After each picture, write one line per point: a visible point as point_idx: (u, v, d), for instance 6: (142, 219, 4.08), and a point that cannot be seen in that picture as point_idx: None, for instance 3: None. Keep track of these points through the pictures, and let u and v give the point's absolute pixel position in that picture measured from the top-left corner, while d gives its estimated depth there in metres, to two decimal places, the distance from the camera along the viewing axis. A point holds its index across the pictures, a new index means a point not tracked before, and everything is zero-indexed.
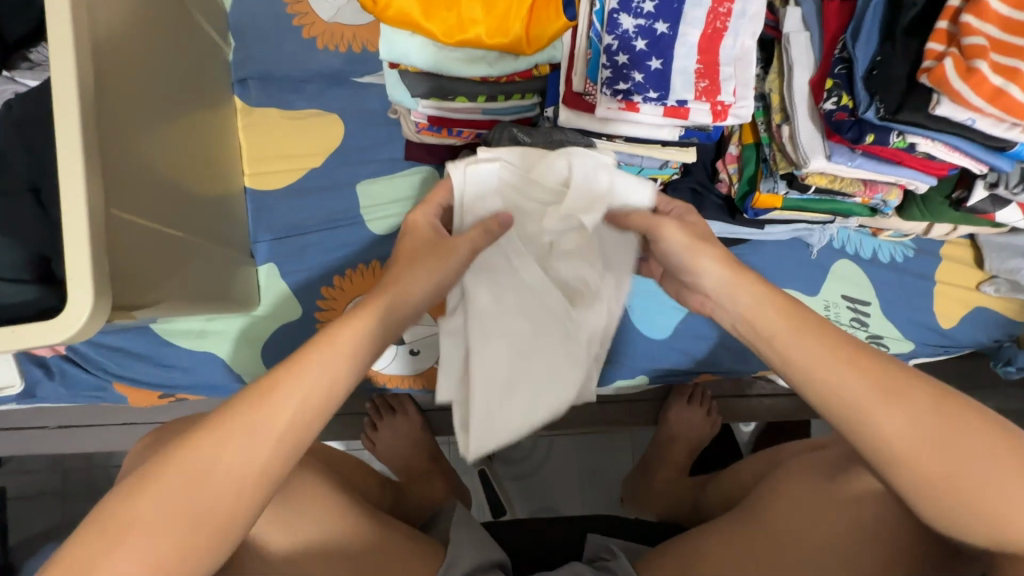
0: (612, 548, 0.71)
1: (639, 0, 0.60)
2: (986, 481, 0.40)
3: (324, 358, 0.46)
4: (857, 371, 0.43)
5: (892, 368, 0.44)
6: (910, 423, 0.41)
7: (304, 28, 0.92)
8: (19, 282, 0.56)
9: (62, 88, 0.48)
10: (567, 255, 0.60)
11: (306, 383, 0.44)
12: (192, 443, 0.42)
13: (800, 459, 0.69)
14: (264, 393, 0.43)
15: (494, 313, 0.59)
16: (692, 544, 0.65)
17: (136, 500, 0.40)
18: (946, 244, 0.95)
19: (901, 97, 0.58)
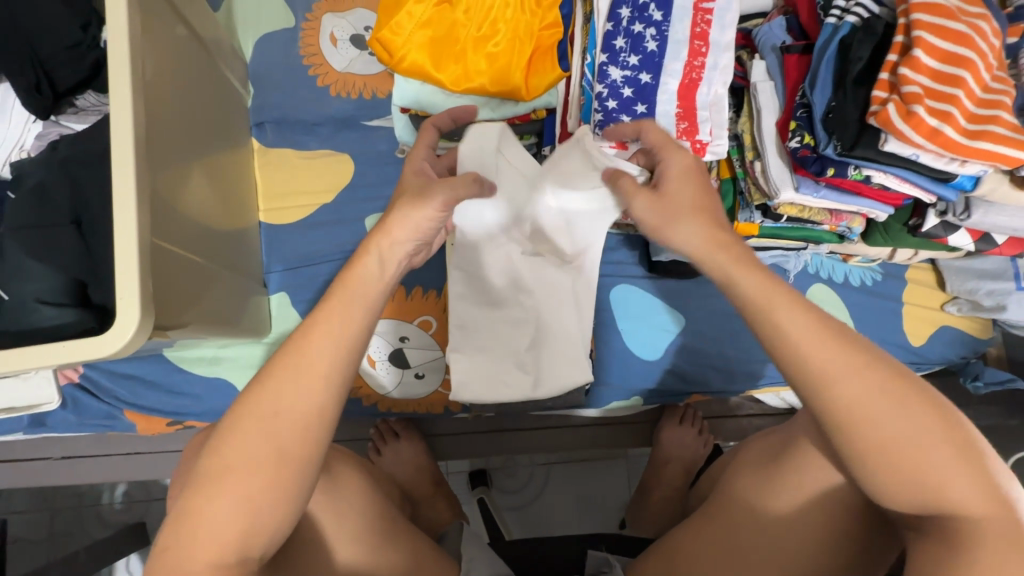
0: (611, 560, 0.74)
1: (625, 55, 0.69)
2: (961, 467, 0.44)
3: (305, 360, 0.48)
4: (855, 374, 0.46)
5: (886, 361, 0.46)
6: (894, 412, 0.45)
7: (319, 77, 1.00)
8: (61, 306, 0.60)
9: (118, 132, 0.55)
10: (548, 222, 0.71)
11: (286, 388, 0.47)
12: (236, 437, 0.46)
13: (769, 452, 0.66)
14: (255, 409, 0.47)
15: (476, 276, 0.72)
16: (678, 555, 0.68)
17: (179, 534, 0.45)
18: (911, 269, 1.03)
19: (855, 134, 0.66)
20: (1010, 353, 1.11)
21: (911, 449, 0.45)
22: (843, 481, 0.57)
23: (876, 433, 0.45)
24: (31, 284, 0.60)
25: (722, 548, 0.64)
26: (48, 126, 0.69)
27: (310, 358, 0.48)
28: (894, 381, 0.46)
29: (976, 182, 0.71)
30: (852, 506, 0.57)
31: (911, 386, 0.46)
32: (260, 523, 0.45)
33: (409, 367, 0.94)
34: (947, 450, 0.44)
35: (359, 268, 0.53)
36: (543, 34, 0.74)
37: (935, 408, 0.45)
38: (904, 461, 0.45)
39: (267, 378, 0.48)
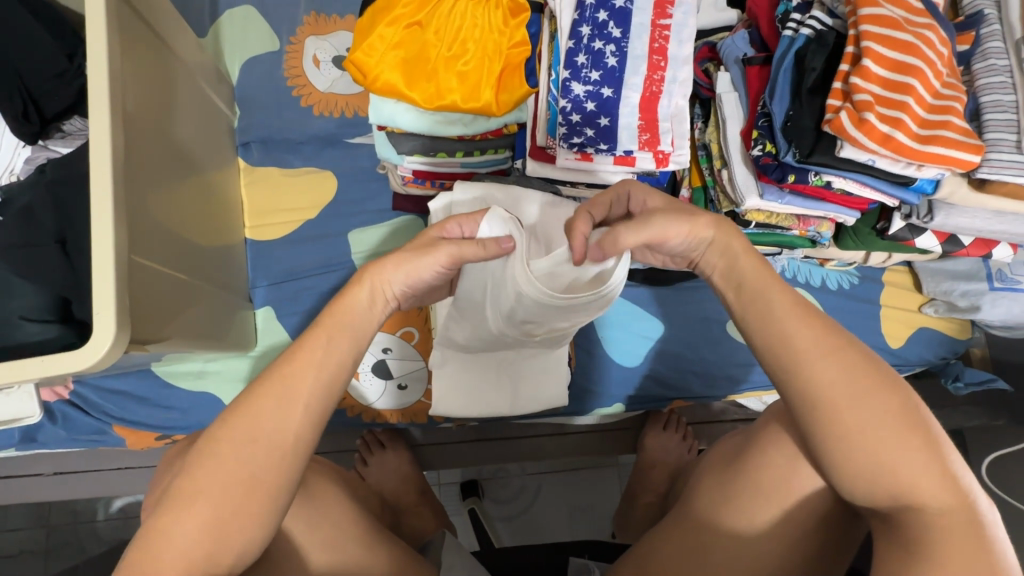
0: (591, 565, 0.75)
1: (587, 70, 0.71)
2: (911, 464, 0.44)
3: (296, 373, 0.49)
4: (816, 363, 0.47)
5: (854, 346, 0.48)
6: (858, 405, 0.46)
7: (302, 98, 1.03)
8: (43, 323, 0.62)
9: (99, 154, 0.57)
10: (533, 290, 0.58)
11: (268, 406, 0.48)
12: (212, 450, 0.47)
13: (729, 454, 0.67)
14: (236, 426, 0.48)
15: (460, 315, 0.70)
16: (643, 556, 0.69)
17: (142, 548, 0.45)
18: (887, 271, 1.04)
19: (812, 142, 0.68)
20: (994, 354, 1.11)
21: (873, 446, 0.45)
22: (805, 481, 0.58)
23: (860, 430, 0.45)
24: (17, 302, 0.62)
25: (691, 552, 0.64)
26: (37, 151, 0.71)
27: (290, 378, 0.49)
28: (853, 375, 0.46)
29: (936, 185, 0.72)
30: (816, 505, 0.58)
31: (883, 377, 0.47)
32: (226, 533, 0.46)
33: (392, 378, 0.96)
34: (900, 447, 0.45)
35: (350, 299, 0.54)
36: (512, 52, 0.77)
37: (904, 399, 0.46)
38: (870, 446, 0.45)
39: (255, 396, 0.49)
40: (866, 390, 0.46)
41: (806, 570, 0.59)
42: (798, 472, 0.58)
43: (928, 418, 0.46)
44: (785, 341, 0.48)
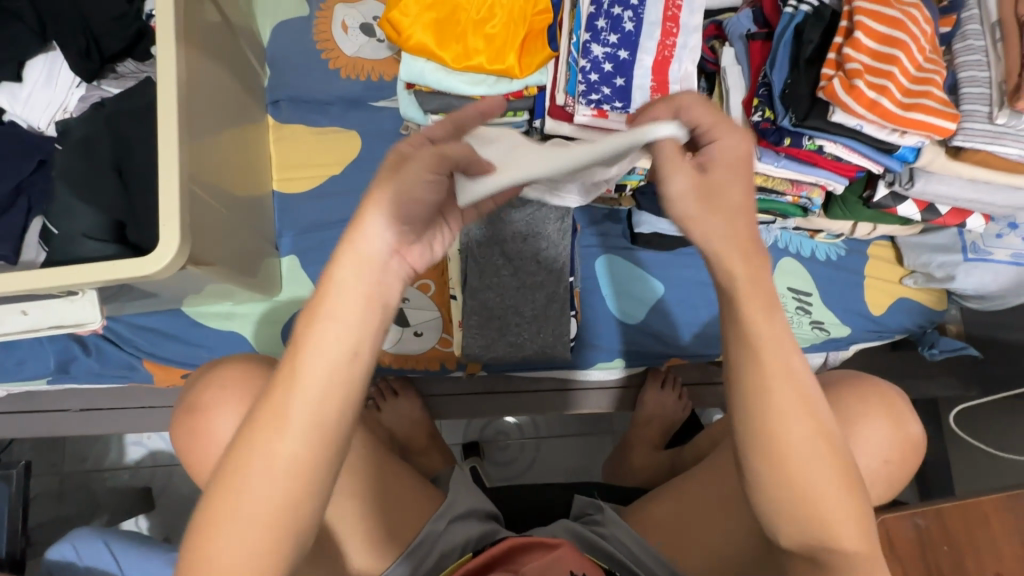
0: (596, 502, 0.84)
1: (605, 34, 0.81)
2: (836, 494, 0.44)
3: (237, 483, 0.41)
4: (780, 375, 0.44)
5: (797, 371, 0.45)
6: (796, 430, 0.44)
7: (330, 61, 1.09)
8: (102, 241, 0.68)
9: (166, 84, 0.63)
10: None
11: (229, 487, 0.41)
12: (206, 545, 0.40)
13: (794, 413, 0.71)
14: (203, 528, 0.41)
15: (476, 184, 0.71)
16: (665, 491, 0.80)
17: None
18: (872, 245, 1.12)
19: (808, 107, 0.75)
20: (967, 329, 1.19)
21: (805, 483, 0.44)
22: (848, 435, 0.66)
23: (797, 458, 0.44)
24: (78, 222, 0.68)
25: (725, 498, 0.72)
26: (91, 90, 0.77)
27: (234, 473, 0.41)
28: (801, 415, 0.44)
29: (917, 153, 0.79)
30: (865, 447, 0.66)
31: (789, 378, 0.44)
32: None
33: (408, 326, 1.01)
34: (827, 471, 0.44)
35: (270, 410, 0.41)
36: (535, 19, 0.84)
37: (795, 374, 0.44)
38: (763, 433, 0.44)
39: (216, 491, 0.41)
40: (806, 436, 0.44)
41: None
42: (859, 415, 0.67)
43: (832, 430, 0.45)
44: (744, 295, 0.44)
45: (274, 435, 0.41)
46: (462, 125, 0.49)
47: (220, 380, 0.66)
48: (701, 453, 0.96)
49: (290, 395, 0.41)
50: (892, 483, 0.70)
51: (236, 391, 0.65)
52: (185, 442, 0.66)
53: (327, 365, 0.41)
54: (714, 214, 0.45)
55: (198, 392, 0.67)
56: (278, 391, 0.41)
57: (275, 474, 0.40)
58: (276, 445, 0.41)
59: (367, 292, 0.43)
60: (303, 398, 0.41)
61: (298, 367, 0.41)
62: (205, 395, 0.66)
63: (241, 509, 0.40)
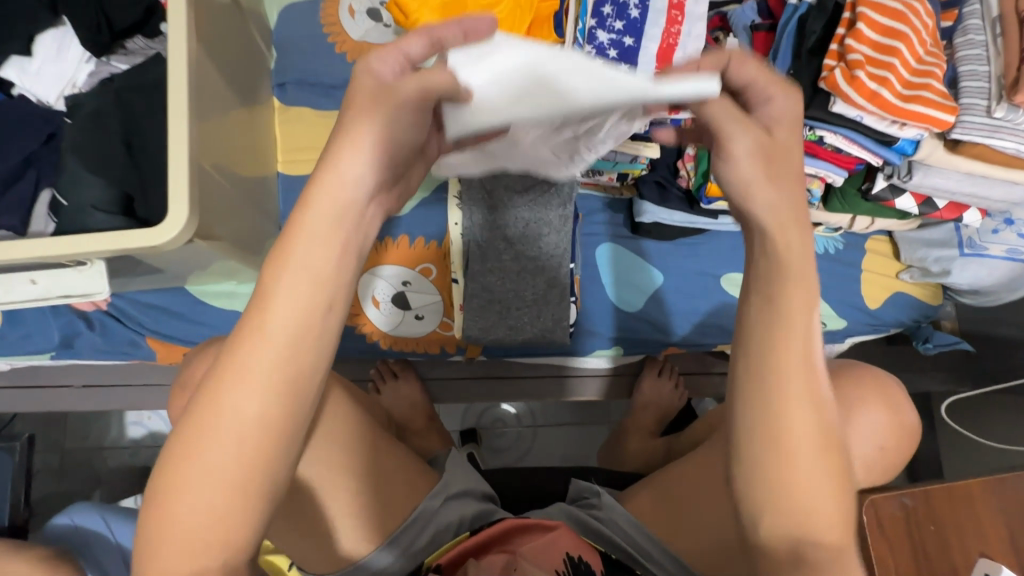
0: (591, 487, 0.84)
1: (611, 20, 0.82)
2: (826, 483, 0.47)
3: (212, 423, 0.42)
4: (793, 358, 0.46)
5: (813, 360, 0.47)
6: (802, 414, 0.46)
7: (337, 45, 1.10)
8: (110, 214, 0.69)
9: (176, 58, 0.64)
10: None
11: (202, 428, 0.42)
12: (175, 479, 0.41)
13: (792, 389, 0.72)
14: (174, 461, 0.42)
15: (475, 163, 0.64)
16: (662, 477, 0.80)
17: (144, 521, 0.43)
18: (870, 240, 1.13)
19: (809, 97, 0.76)
20: (962, 326, 1.21)
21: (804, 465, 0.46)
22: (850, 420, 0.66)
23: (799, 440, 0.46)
24: (87, 194, 0.69)
25: None
26: (100, 65, 0.77)
27: (207, 419, 0.42)
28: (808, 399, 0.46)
29: (916, 146, 0.81)
30: (860, 434, 0.66)
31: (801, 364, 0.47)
32: (220, 528, 0.42)
33: (409, 309, 1.03)
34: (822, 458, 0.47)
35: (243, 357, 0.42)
36: (542, 5, 0.85)
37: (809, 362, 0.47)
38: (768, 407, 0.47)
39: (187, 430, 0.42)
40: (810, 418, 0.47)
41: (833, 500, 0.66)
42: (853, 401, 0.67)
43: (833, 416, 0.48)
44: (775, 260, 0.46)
45: (248, 387, 0.42)
46: (440, 38, 0.47)
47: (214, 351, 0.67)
48: (697, 439, 0.97)
49: (268, 339, 0.42)
50: (887, 468, 0.71)
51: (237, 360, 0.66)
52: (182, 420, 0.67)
53: (296, 319, 0.43)
54: (780, 179, 0.47)
55: (194, 368, 0.68)
56: (251, 339, 0.42)
57: (245, 432, 0.42)
58: (243, 404, 0.42)
59: (341, 245, 0.44)
60: (278, 354, 0.42)
61: (272, 314, 0.42)
62: (202, 368, 0.66)
63: (208, 464, 0.41)
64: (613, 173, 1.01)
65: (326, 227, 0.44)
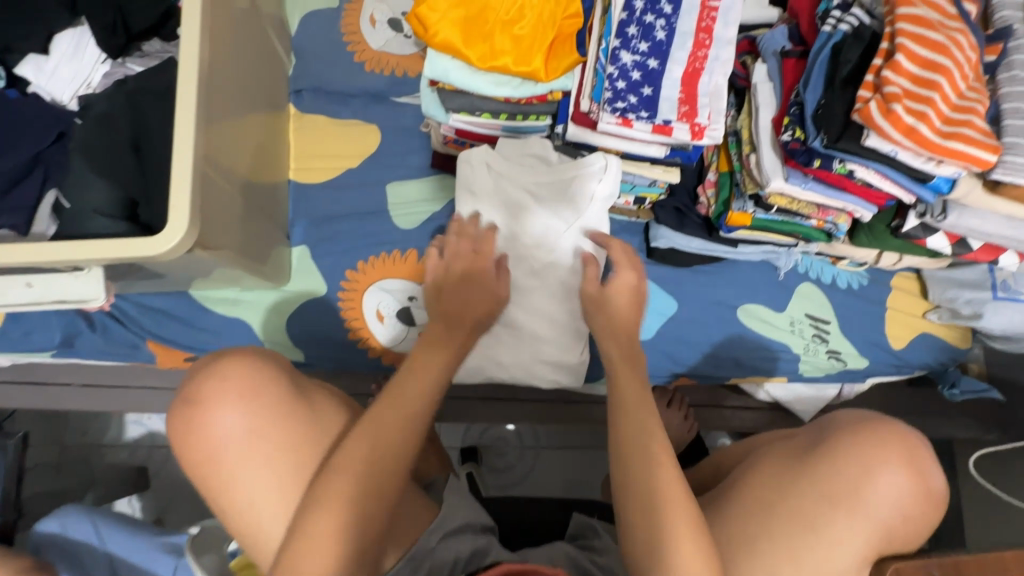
0: (595, 526, 0.81)
1: (636, 42, 0.79)
2: None
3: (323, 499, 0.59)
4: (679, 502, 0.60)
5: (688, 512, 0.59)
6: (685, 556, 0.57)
7: (356, 54, 1.09)
8: (112, 218, 0.67)
9: (187, 63, 0.63)
10: (516, 166, 0.90)
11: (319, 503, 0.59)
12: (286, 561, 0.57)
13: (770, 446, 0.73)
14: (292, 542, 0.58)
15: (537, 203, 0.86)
16: None
17: None
18: (896, 276, 1.08)
19: (840, 128, 0.73)
20: (990, 370, 1.15)
21: None
22: (877, 479, 0.62)
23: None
24: (91, 197, 0.68)
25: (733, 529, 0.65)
26: (116, 67, 0.77)
27: (322, 493, 0.60)
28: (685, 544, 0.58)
29: (952, 185, 0.77)
30: (885, 495, 0.62)
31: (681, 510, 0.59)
32: None
33: (414, 326, 0.99)
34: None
35: (358, 444, 0.62)
36: (565, 22, 0.83)
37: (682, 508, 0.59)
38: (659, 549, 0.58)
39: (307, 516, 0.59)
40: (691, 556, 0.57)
41: (856, 565, 0.61)
42: (874, 458, 0.63)
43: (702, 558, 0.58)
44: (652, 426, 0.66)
45: (347, 469, 0.61)
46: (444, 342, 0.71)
47: (222, 372, 0.64)
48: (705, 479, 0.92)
49: (371, 431, 0.63)
50: (915, 537, 0.65)
51: (244, 383, 0.64)
52: (179, 434, 0.64)
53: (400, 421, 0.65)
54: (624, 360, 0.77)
55: (196, 384, 0.64)
56: (367, 433, 0.63)
57: (345, 505, 0.59)
58: (326, 518, 0.58)
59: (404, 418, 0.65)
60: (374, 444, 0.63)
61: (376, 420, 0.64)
62: (206, 386, 0.64)
63: (319, 536, 0.58)
64: (630, 197, 0.99)
65: (409, 397, 0.67)
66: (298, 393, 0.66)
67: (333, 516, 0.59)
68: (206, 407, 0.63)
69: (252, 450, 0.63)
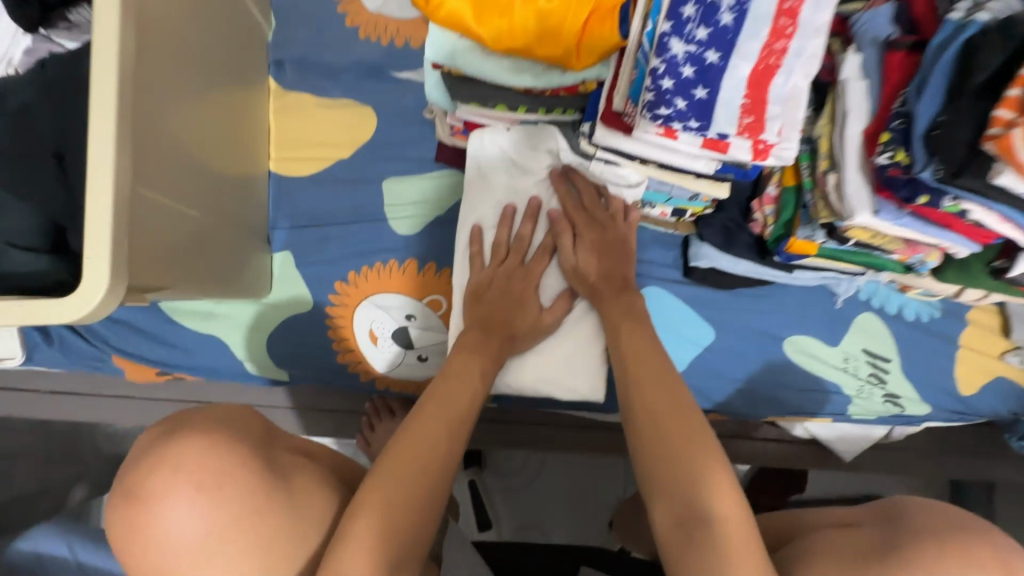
0: None
1: (692, 26, 0.60)
2: None
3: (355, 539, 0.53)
4: None
5: None
6: None
7: (347, 17, 0.90)
8: (32, 250, 0.54)
9: (100, 56, 0.47)
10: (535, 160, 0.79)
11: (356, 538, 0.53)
12: None
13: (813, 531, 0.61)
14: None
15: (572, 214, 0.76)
16: None
17: None
18: (974, 309, 0.92)
19: (963, 159, 0.55)
20: None
21: None
22: None
23: None
24: (6, 223, 0.55)
25: None
26: (38, 41, 0.61)
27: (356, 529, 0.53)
28: None
29: None
30: None
31: None
32: None
33: (411, 349, 0.87)
34: None
35: (392, 465, 0.58)
36: None
37: None
38: None
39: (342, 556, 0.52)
40: None
41: None
42: None
43: None
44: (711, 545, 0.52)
45: (381, 492, 0.56)
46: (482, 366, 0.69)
47: (174, 463, 0.52)
48: None
49: (398, 460, 0.58)
50: None
51: (207, 466, 0.53)
52: (120, 532, 0.53)
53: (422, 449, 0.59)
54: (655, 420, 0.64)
55: (139, 474, 0.52)
56: (391, 463, 0.58)
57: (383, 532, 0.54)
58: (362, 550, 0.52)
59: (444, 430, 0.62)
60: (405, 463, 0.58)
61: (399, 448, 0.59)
62: (153, 479, 0.52)
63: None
64: (666, 208, 0.83)
65: (428, 425, 0.61)
66: (271, 480, 0.57)
67: (367, 548, 0.52)
68: (157, 498, 0.52)
69: (210, 559, 0.53)
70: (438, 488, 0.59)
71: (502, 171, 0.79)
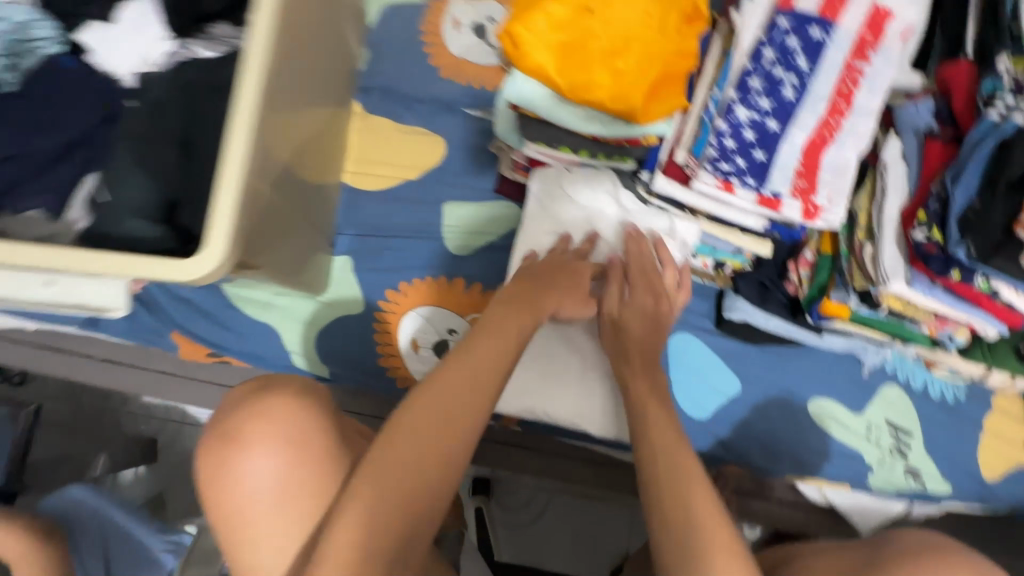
0: None
1: (758, 97, 0.69)
2: None
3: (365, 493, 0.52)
4: None
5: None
6: None
7: (432, 57, 1.01)
8: (151, 221, 0.62)
9: (250, 63, 0.56)
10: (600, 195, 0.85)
11: (367, 490, 0.52)
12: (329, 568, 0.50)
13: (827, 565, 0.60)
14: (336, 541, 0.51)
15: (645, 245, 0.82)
16: None
17: None
18: (999, 395, 0.94)
19: (998, 242, 0.61)
20: None
21: None
22: None
23: None
24: (129, 194, 0.62)
25: None
26: (180, 47, 0.70)
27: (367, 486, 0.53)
28: None
29: None
30: None
31: None
32: None
33: None
34: None
35: (410, 426, 0.55)
36: (674, 61, 0.72)
37: None
38: None
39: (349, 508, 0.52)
40: None
41: None
42: None
43: None
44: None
45: (399, 452, 0.54)
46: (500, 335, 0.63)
47: (268, 413, 0.59)
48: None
49: (412, 420, 0.55)
50: None
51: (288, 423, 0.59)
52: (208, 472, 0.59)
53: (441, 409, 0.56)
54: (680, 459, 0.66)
55: (237, 419, 0.60)
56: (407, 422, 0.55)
57: (394, 491, 0.53)
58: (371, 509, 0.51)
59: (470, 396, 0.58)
60: (423, 424, 0.55)
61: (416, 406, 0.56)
62: (248, 423, 0.59)
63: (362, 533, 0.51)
64: (708, 260, 0.88)
65: (452, 386, 0.58)
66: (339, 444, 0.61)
67: (375, 505, 0.52)
68: (248, 441, 0.58)
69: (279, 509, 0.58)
70: (455, 454, 0.56)
71: (567, 202, 0.85)
